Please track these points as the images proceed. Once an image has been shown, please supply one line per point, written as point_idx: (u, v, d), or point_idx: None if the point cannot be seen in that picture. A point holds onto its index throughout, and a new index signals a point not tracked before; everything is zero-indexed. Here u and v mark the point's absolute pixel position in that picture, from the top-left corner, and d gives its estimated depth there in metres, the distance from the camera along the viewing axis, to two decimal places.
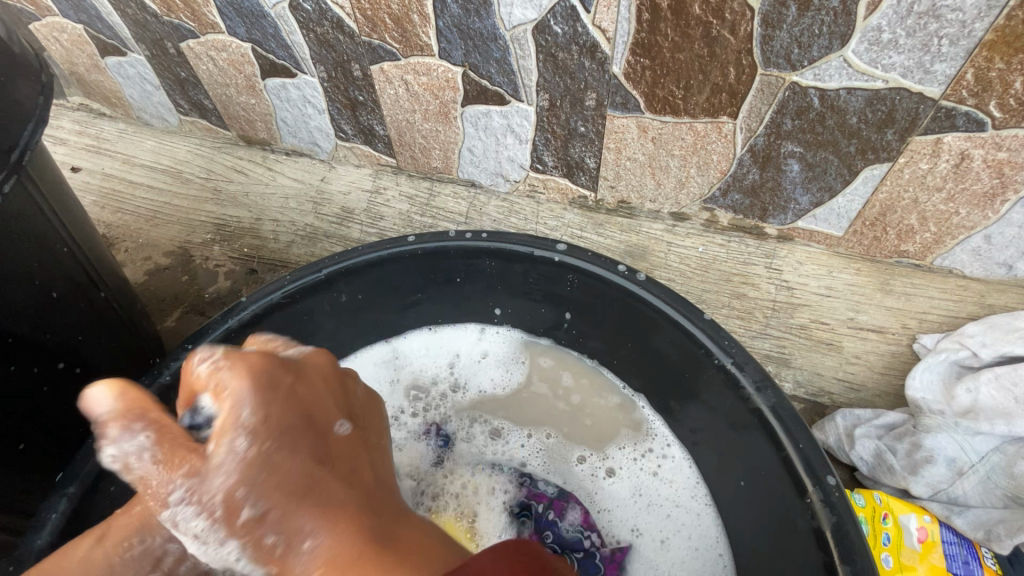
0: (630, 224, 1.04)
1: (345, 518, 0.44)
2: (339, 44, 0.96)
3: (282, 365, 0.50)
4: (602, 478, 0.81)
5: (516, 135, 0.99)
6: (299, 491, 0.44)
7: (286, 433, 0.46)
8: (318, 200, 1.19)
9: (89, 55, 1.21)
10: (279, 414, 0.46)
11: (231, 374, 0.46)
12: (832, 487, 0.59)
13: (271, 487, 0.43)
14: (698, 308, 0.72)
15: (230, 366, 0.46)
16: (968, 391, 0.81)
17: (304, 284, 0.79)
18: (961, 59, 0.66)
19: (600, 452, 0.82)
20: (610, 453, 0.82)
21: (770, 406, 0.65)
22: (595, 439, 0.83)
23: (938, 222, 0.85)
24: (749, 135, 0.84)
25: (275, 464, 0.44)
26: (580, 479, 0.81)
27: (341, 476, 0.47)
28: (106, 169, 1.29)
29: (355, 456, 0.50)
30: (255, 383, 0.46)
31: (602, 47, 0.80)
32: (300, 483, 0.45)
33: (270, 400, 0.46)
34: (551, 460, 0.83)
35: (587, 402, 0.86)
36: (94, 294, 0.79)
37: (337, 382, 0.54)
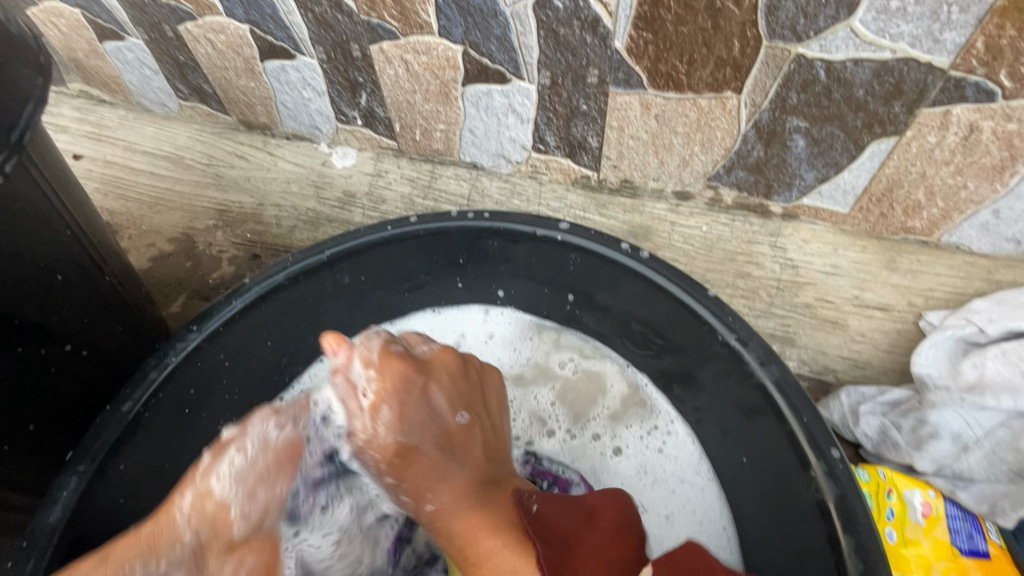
0: (633, 204, 1.04)
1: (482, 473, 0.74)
2: (337, 24, 0.94)
3: (416, 373, 0.74)
4: (609, 458, 0.81)
5: (517, 115, 0.98)
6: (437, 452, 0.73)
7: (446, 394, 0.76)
8: (320, 184, 1.19)
9: (87, 39, 1.20)
10: (409, 406, 0.73)
11: (383, 373, 0.73)
12: (836, 460, 0.60)
13: (406, 460, 0.72)
14: (703, 285, 0.71)
15: (378, 370, 0.73)
16: (974, 366, 0.79)
17: (307, 266, 0.79)
18: (972, 27, 0.65)
19: (607, 429, 0.82)
20: (616, 431, 0.82)
21: (774, 381, 0.65)
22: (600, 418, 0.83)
23: (946, 197, 0.84)
24: (754, 110, 0.83)
25: (412, 441, 0.73)
26: (585, 454, 0.82)
27: (463, 446, 0.74)
28: (108, 157, 1.29)
29: (470, 441, 0.75)
30: (393, 390, 0.73)
31: (604, 21, 0.79)
32: (436, 453, 0.73)
33: (397, 390, 0.73)
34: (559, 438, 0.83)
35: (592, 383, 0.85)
36: (99, 278, 0.79)
37: (458, 377, 0.77)
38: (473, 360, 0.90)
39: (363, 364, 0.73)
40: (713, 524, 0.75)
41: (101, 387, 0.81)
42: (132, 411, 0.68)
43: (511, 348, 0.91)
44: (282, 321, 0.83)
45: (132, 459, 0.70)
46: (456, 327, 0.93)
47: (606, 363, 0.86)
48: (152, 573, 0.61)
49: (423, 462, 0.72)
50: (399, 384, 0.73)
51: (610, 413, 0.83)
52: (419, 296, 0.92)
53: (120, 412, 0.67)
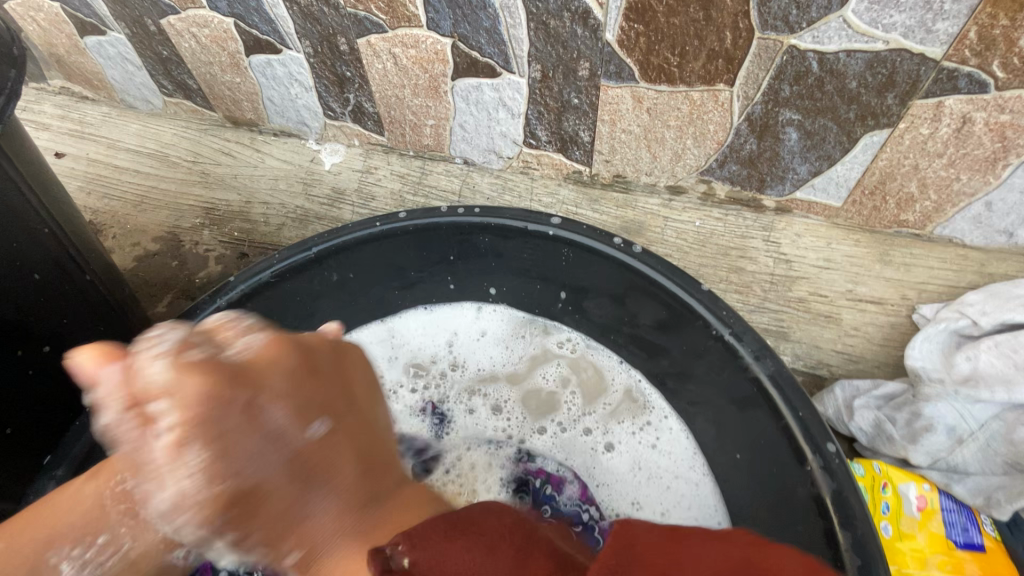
0: (625, 199, 1.03)
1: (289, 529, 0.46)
2: (324, 17, 0.93)
3: (238, 377, 0.44)
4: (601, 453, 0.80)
5: (508, 109, 0.97)
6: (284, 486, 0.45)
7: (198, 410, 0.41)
8: (308, 181, 1.17)
9: (67, 34, 1.17)
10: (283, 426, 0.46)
11: (182, 371, 0.42)
12: (832, 454, 0.59)
13: (251, 506, 0.44)
14: (697, 280, 0.70)
15: (192, 374, 0.42)
16: (967, 359, 0.79)
17: (294, 264, 0.77)
18: (964, 16, 0.64)
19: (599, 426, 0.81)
20: (608, 427, 0.81)
21: (768, 375, 0.64)
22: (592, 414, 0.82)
23: (938, 189, 0.84)
24: (746, 103, 0.82)
25: (253, 474, 0.44)
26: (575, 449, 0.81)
27: (327, 470, 0.48)
28: (90, 155, 1.26)
29: (336, 456, 0.49)
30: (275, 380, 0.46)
31: (595, 12, 0.77)
32: (291, 481, 0.46)
33: (212, 414, 0.42)
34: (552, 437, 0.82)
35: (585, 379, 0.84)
36: (79, 278, 0.77)
37: (315, 367, 0.49)
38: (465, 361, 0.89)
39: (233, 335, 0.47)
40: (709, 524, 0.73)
41: (82, 390, 0.79)
42: None
43: (503, 344, 0.89)
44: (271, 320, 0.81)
45: None
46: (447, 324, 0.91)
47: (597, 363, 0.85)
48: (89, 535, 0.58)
49: (280, 500, 0.45)
50: (209, 397, 0.42)
51: (603, 409, 0.82)
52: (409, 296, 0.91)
53: (98, 415, 0.65)
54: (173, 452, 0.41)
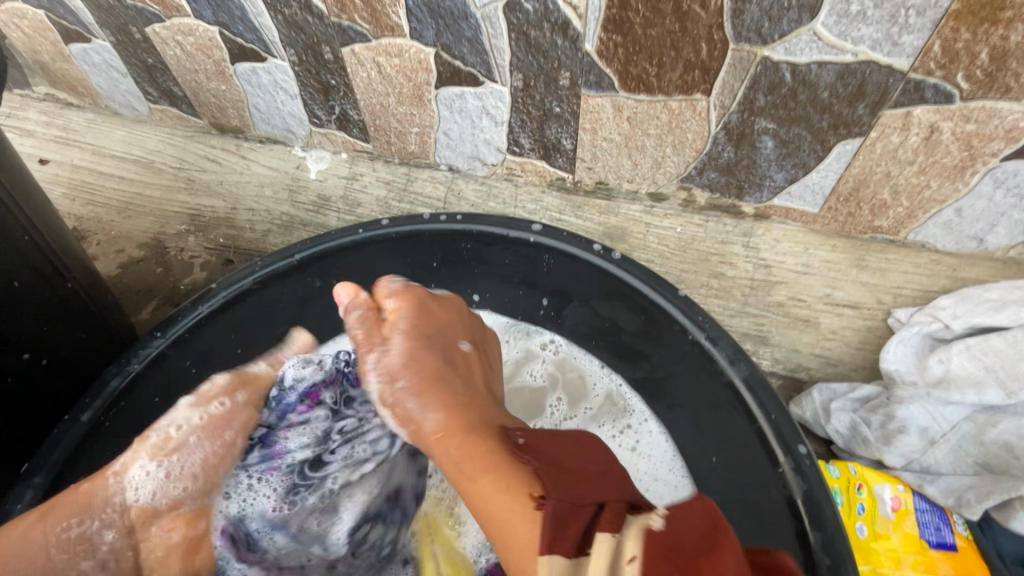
0: (608, 206, 1.04)
1: (470, 457, 0.51)
2: (308, 26, 0.94)
3: (432, 331, 0.66)
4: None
5: (491, 117, 0.98)
6: (440, 434, 0.55)
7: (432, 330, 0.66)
8: (294, 188, 1.17)
9: (52, 42, 1.17)
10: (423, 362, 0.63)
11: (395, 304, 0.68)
12: (803, 456, 0.60)
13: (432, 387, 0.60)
14: (674, 285, 0.72)
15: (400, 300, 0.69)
16: (940, 362, 0.81)
17: (277, 271, 0.78)
18: (928, 30, 0.66)
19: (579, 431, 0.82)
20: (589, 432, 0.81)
21: (742, 379, 0.65)
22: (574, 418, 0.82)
23: (910, 196, 0.86)
24: (723, 112, 0.84)
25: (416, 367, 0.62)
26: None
27: (445, 384, 0.61)
28: (75, 161, 1.25)
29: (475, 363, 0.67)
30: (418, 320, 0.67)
31: (574, 24, 0.79)
32: (445, 418, 0.57)
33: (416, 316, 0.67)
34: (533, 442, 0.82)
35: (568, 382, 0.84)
36: (60, 285, 0.77)
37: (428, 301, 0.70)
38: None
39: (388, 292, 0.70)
40: None
41: (61, 397, 0.79)
42: (92, 420, 0.67)
43: None
44: (251, 327, 0.81)
45: (92, 469, 0.68)
46: None
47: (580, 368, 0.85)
48: (83, 525, 0.60)
49: (417, 381, 0.61)
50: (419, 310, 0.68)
51: (585, 413, 0.82)
52: None
53: (79, 422, 0.66)
54: (413, 349, 0.64)
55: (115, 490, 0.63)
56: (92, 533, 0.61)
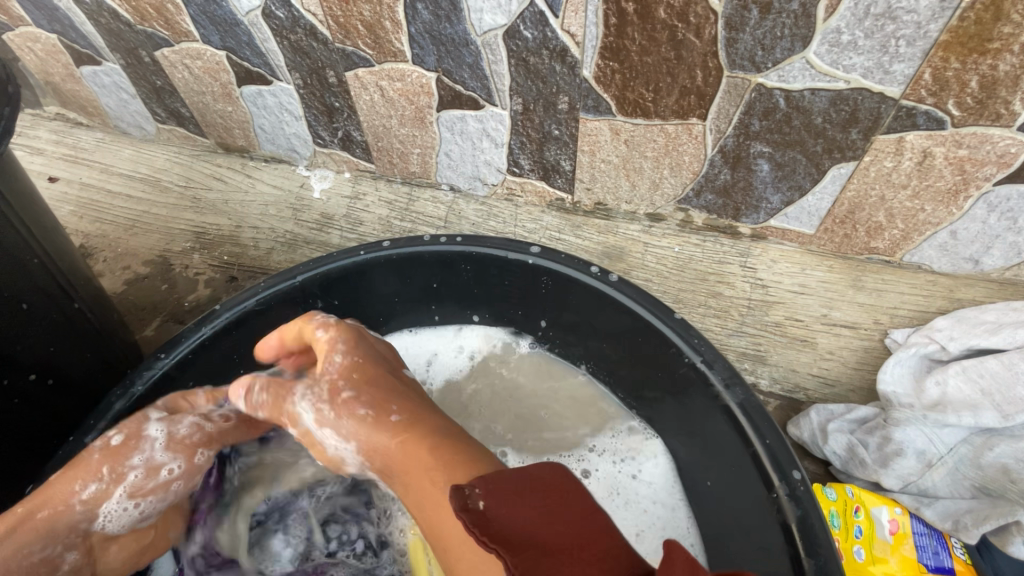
0: (607, 226, 1.05)
1: (416, 462, 0.58)
2: (313, 51, 0.96)
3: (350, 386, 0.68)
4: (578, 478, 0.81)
5: (491, 139, 1.00)
6: (410, 457, 0.59)
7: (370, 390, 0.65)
8: (298, 207, 1.19)
9: (64, 64, 1.20)
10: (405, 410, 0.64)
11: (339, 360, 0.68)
12: (797, 482, 0.60)
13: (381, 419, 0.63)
14: (670, 307, 0.72)
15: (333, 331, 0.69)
16: (936, 383, 0.82)
17: (280, 292, 0.79)
18: (919, 59, 0.68)
19: (576, 450, 0.83)
20: (586, 453, 0.83)
21: (737, 402, 0.66)
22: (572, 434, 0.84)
23: (905, 219, 0.87)
24: (719, 136, 0.85)
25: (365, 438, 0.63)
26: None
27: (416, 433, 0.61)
28: (83, 179, 1.28)
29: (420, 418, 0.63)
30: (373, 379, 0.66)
31: (572, 51, 0.81)
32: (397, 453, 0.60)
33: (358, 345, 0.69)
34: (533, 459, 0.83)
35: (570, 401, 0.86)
36: (67, 305, 0.78)
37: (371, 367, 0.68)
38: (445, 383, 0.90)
39: (319, 324, 0.70)
40: None
41: (66, 416, 0.80)
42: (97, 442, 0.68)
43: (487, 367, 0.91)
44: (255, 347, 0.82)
45: None
46: (431, 349, 0.93)
47: (582, 391, 0.87)
48: (44, 549, 0.61)
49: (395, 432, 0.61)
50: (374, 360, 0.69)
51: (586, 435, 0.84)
52: (394, 322, 0.92)
53: (82, 444, 0.66)
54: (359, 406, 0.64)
55: (83, 517, 0.63)
56: (53, 556, 0.62)
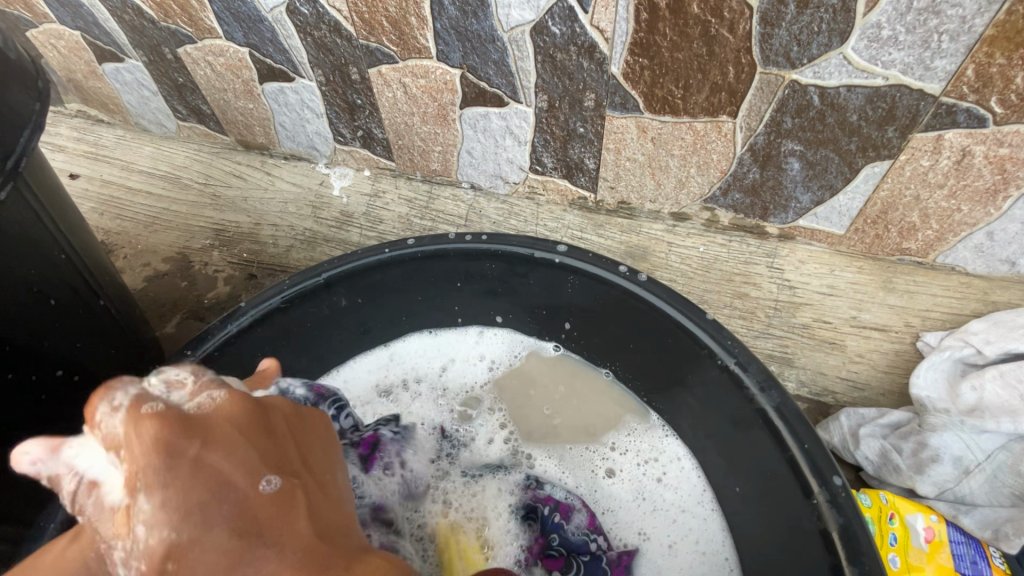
0: (630, 225, 1.04)
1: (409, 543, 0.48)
2: (336, 48, 0.95)
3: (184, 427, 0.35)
4: (603, 478, 0.80)
5: (514, 136, 0.99)
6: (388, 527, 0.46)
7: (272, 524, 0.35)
8: (317, 205, 1.19)
9: (86, 61, 1.21)
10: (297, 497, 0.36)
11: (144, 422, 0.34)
12: (838, 488, 0.59)
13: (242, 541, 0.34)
14: (702, 308, 0.71)
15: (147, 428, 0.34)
16: (972, 388, 0.80)
17: (304, 289, 0.78)
18: (961, 55, 0.66)
19: (597, 449, 0.82)
20: (609, 452, 0.82)
21: (774, 407, 0.64)
22: (594, 430, 0.84)
23: (940, 219, 0.85)
24: (749, 134, 0.84)
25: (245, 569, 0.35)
26: (579, 468, 0.81)
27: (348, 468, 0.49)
28: (104, 176, 1.28)
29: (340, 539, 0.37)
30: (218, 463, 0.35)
31: (601, 47, 0.80)
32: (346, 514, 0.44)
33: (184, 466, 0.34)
34: (557, 463, 0.82)
35: (591, 397, 0.86)
36: (92, 301, 0.79)
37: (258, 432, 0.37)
38: (466, 388, 0.89)
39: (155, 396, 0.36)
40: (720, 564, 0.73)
41: None
42: None
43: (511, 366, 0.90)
44: (279, 345, 0.82)
45: None
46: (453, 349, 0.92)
47: (604, 394, 0.86)
48: None
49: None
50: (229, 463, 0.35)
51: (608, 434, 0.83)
52: (416, 321, 0.92)
53: None
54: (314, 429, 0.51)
55: None
56: None
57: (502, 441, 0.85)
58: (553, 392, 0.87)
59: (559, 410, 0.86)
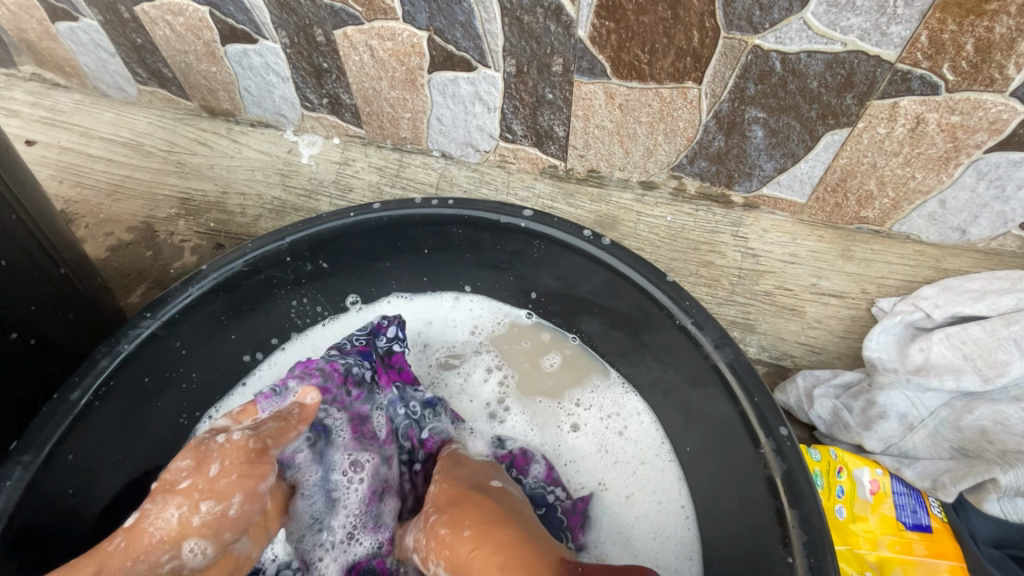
0: (599, 194, 1.05)
1: None
2: (300, 8, 0.93)
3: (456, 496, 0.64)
4: (566, 432, 0.84)
5: (483, 103, 0.98)
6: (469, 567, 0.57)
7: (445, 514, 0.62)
8: (286, 173, 1.17)
9: (39, 20, 1.15)
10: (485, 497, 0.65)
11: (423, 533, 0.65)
12: (784, 437, 0.62)
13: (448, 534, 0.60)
14: (662, 270, 0.72)
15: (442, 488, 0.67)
16: (920, 350, 0.83)
17: (267, 254, 0.78)
18: (916, 21, 0.67)
19: (562, 406, 0.85)
20: (573, 408, 0.85)
21: (727, 363, 0.66)
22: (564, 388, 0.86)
23: (896, 187, 0.87)
24: (714, 101, 0.84)
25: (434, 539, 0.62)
26: (545, 425, 0.84)
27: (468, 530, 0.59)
28: (62, 142, 1.24)
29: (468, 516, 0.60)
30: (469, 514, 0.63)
31: (567, 9, 0.79)
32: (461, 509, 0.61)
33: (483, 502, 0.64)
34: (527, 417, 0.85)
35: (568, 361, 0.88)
36: (51, 269, 0.77)
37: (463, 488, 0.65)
38: (443, 349, 0.91)
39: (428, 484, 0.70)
40: (676, 511, 0.77)
41: (48, 378, 0.78)
42: (82, 400, 0.66)
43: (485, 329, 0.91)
44: (244, 310, 0.82)
45: (82, 449, 0.67)
46: (427, 315, 0.92)
47: (571, 356, 0.88)
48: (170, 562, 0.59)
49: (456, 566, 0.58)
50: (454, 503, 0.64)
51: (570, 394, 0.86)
52: (387, 287, 0.92)
53: (69, 401, 0.65)
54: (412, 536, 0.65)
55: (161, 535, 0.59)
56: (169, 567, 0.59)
57: (496, 383, 0.88)
58: (528, 354, 0.89)
59: (536, 370, 0.88)
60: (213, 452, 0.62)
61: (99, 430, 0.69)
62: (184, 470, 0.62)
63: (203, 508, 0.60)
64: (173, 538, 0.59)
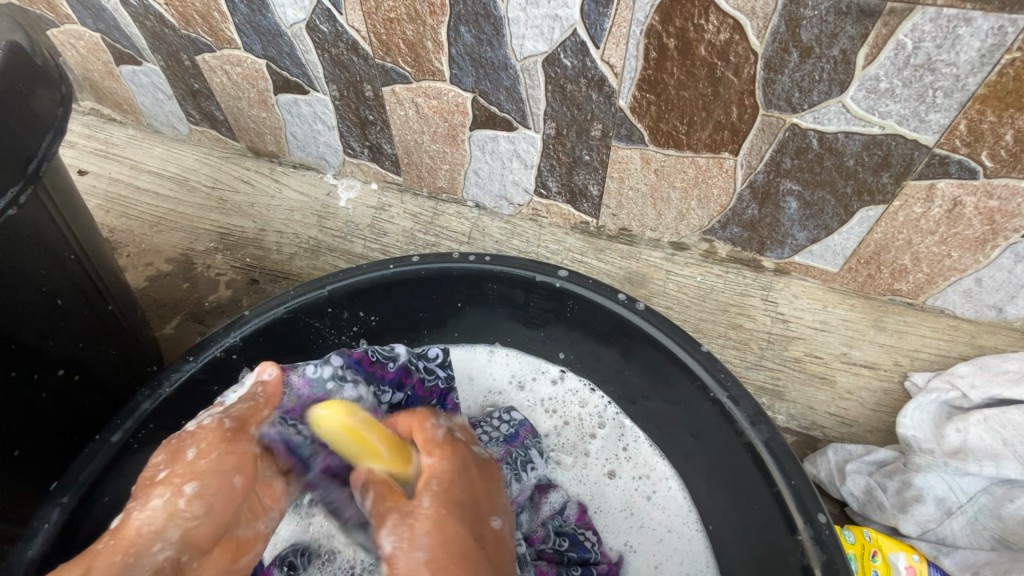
0: (629, 251, 1.06)
1: None
2: (353, 66, 0.98)
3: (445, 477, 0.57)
4: (604, 481, 0.83)
5: (521, 160, 1.01)
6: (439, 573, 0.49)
7: (446, 484, 0.56)
8: (323, 214, 1.20)
9: (104, 62, 1.23)
10: (488, 470, 0.62)
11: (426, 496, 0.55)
12: (823, 525, 0.60)
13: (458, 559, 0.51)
14: (696, 340, 0.72)
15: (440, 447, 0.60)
16: (957, 431, 0.81)
17: (307, 301, 0.80)
18: (955, 111, 0.69)
19: (598, 456, 0.85)
20: (614, 456, 0.84)
21: (762, 441, 0.66)
22: (600, 442, 0.86)
23: (930, 263, 0.87)
24: (749, 172, 0.86)
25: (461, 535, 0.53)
26: (584, 473, 0.84)
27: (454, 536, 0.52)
28: (113, 174, 1.30)
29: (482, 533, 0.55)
30: (452, 465, 0.58)
31: (610, 81, 0.82)
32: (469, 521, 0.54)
33: (458, 478, 0.58)
34: (573, 468, 0.84)
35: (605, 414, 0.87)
36: (100, 306, 0.80)
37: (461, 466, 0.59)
38: (484, 399, 0.91)
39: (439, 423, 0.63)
40: None
41: (88, 413, 0.80)
42: (121, 442, 0.67)
43: (522, 378, 0.92)
44: (279, 355, 0.83)
45: (117, 491, 0.68)
46: (463, 366, 0.93)
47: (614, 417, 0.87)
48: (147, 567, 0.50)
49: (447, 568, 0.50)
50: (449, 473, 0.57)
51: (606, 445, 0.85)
52: (421, 337, 0.93)
53: (109, 443, 0.66)
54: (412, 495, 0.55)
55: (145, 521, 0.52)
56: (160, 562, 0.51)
57: (556, 420, 0.88)
58: (569, 402, 0.89)
59: (579, 424, 0.87)
60: (187, 440, 0.58)
61: (133, 472, 0.69)
62: (161, 464, 0.57)
63: (189, 489, 0.54)
64: (162, 526, 0.52)
